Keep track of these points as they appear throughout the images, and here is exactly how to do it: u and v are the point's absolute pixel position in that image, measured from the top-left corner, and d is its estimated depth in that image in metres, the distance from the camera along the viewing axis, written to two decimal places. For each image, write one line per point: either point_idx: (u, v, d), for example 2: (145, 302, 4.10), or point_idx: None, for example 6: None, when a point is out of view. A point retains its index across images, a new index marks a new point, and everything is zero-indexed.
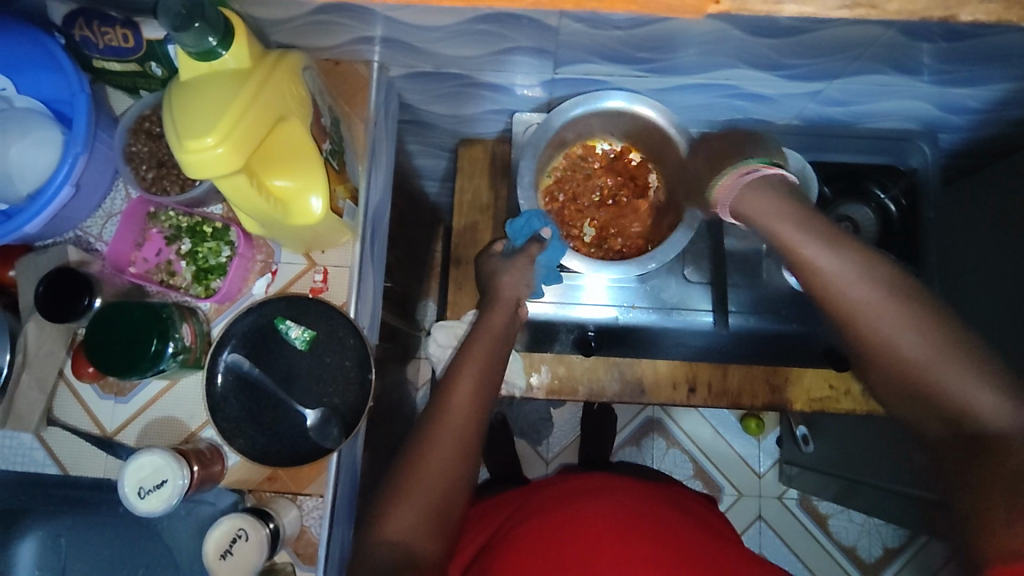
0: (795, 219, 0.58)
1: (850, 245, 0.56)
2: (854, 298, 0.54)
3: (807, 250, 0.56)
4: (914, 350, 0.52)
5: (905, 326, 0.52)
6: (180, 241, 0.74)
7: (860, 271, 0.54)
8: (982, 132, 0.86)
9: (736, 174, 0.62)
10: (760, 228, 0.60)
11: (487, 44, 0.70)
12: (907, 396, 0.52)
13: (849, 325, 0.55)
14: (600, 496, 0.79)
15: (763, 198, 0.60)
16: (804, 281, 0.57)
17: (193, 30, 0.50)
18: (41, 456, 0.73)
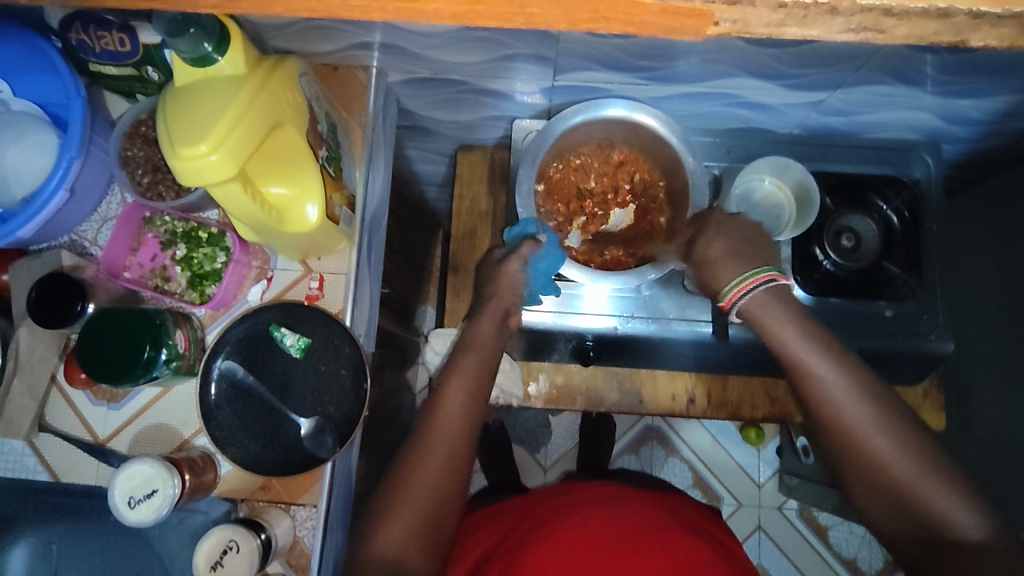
0: (803, 332, 0.63)
1: (848, 362, 0.62)
2: (851, 414, 0.60)
3: (812, 362, 0.62)
4: (900, 464, 0.59)
5: (892, 441, 0.59)
6: (175, 247, 0.73)
7: (855, 386, 0.61)
8: (985, 144, 0.86)
9: (750, 280, 0.65)
10: (767, 334, 0.65)
11: (488, 51, 0.69)
12: (887, 501, 0.59)
13: (840, 433, 0.61)
14: (597, 508, 0.78)
15: (776, 308, 0.64)
16: (803, 388, 0.63)
17: (188, 36, 0.50)
18: (32, 463, 0.72)
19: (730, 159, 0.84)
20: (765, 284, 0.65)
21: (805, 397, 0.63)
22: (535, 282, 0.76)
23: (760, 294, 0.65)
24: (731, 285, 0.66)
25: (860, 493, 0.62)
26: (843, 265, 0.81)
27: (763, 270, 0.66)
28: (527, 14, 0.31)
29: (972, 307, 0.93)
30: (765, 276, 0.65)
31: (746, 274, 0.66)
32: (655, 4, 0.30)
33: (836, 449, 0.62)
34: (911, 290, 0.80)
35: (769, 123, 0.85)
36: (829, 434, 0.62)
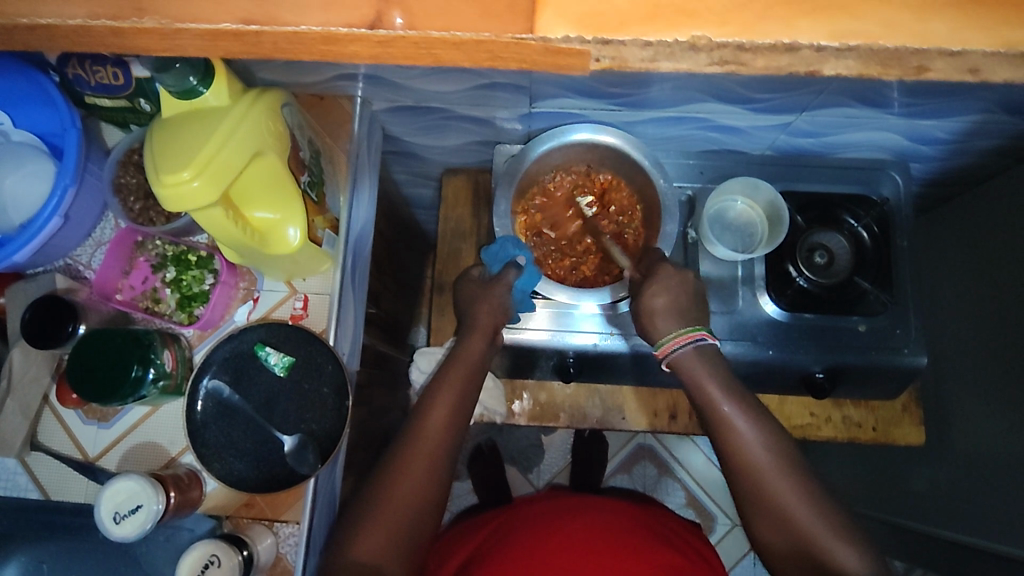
0: (729, 391, 0.68)
1: (765, 420, 0.68)
2: (762, 465, 0.66)
3: (732, 417, 0.67)
4: (803, 513, 0.64)
5: (796, 494, 0.65)
6: (165, 270, 0.76)
7: (767, 444, 0.67)
8: (955, 162, 0.88)
9: (685, 335, 0.70)
10: (693, 388, 0.69)
11: (465, 81, 0.73)
12: (790, 546, 0.64)
13: (750, 480, 0.66)
14: (574, 516, 0.80)
15: (704, 365, 0.69)
16: (723, 440, 0.68)
17: (173, 71, 0.54)
18: (23, 481, 0.74)
19: (703, 180, 0.87)
20: (695, 342, 0.69)
21: (722, 446, 0.69)
22: (517, 299, 0.77)
23: (690, 350, 0.70)
24: (666, 335, 0.70)
25: (767, 538, 0.66)
26: (817, 281, 0.82)
27: (695, 328, 0.70)
28: (434, 55, 0.35)
29: (948, 322, 0.95)
30: (698, 333, 0.70)
31: (684, 328, 0.70)
32: (539, 44, 0.34)
33: (746, 496, 0.67)
34: (882, 305, 0.81)
35: (741, 145, 0.88)
36: (743, 483, 0.67)
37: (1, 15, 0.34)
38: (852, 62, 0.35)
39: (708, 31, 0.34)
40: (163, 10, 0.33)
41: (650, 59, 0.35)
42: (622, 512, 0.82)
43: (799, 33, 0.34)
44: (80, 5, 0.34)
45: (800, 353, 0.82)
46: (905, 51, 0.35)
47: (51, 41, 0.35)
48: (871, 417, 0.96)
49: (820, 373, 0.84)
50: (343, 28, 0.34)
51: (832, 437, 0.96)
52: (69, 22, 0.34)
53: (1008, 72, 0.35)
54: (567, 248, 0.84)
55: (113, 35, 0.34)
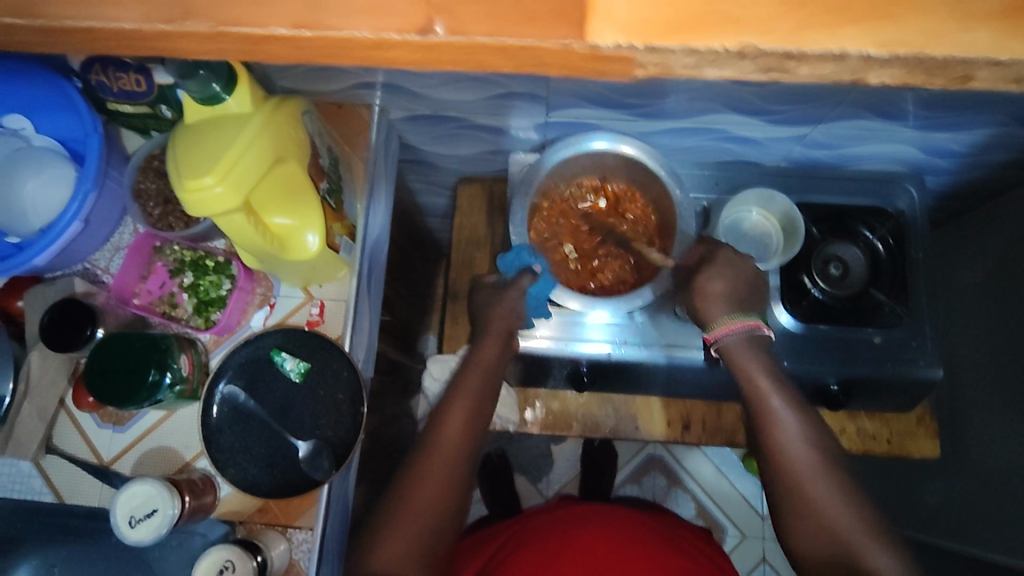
0: (777, 382, 0.70)
1: (808, 416, 0.70)
2: (801, 457, 0.67)
3: (778, 407, 0.69)
4: (837, 511, 0.65)
5: (832, 490, 0.66)
6: (183, 275, 0.77)
7: (808, 437, 0.68)
8: (971, 174, 0.88)
9: (735, 324, 0.70)
10: (742, 379, 0.70)
11: (483, 90, 0.73)
12: (823, 542, 0.65)
13: (788, 474, 0.67)
14: (588, 521, 0.80)
15: (752, 353, 0.70)
16: (764, 429, 0.69)
17: (198, 77, 0.54)
18: (39, 485, 0.74)
19: (718, 191, 0.87)
20: (746, 330, 0.70)
21: (763, 438, 0.70)
22: (530, 306, 0.77)
23: (740, 338, 0.71)
24: (718, 322, 0.71)
25: (798, 535, 0.67)
26: (832, 293, 0.82)
27: (749, 317, 0.71)
28: (477, 60, 0.34)
29: (964, 335, 0.94)
30: (751, 323, 0.71)
31: (734, 315, 0.71)
32: (588, 50, 0.32)
33: (783, 491, 0.68)
34: (898, 317, 0.81)
35: (756, 156, 0.88)
36: (779, 476, 0.68)
37: (47, 17, 0.33)
38: (896, 71, 0.33)
39: (755, 38, 0.31)
40: (212, 13, 0.32)
41: (694, 65, 0.33)
42: (630, 515, 0.83)
43: (845, 41, 0.31)
44: (128, 7, 0.33)
45: (816, 365, 0.81)
46: (952, 62, 0.32)
47: (97, 43, 0.34)
48: (885, 429, 0.95)
49: (834, 386, 0.84)
50: (394, 33, 0.32)
51: (849, 449, 0.95)
52: (118, 25, 0.33)
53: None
54: (587, 254, 0.84)
55: (161, 39, 0.33)
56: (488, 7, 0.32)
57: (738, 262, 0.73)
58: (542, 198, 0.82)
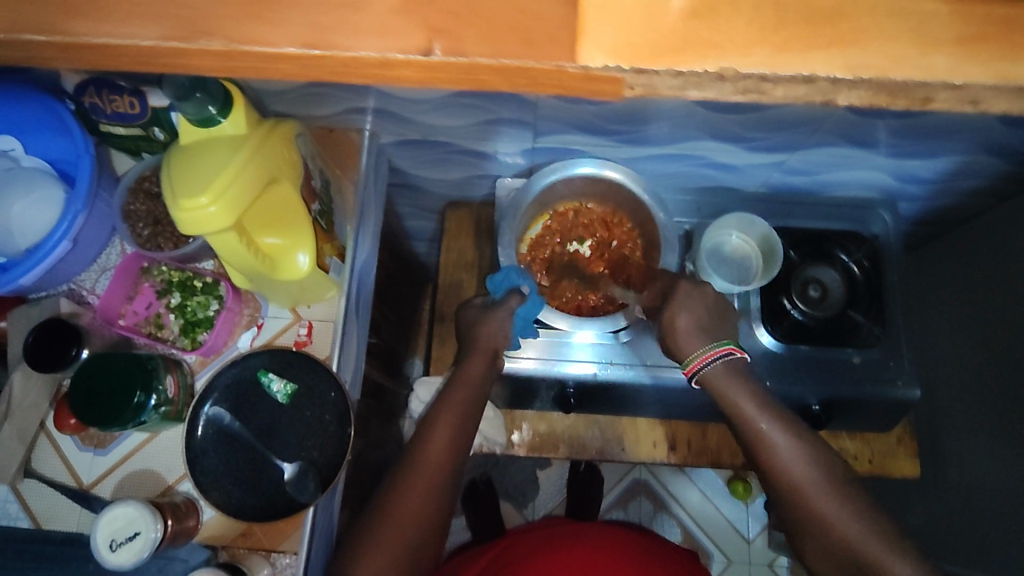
0: (757, 400, 0.70)
1: (798, 430, 0.69)
2: (799, 474, 0.66)
3: (763, 428, 0.68)
4: (847, 526, 0.63)
5: (839, 503, 0.64)
6: (170, 296, 0.76)
7: (806, 457, 0.67)
8: (941, 202, 0.91)
9: (710, 352, 0.71)
10: (727, 407, 0.70)
11: (472, 116, 0.75)
12: (839, 560, 0.64)
13: (792, 494, 0.66)
14: (570, 543, 0.79)
15: (731, 377, 0.71)
16: (758, 453, 0.69)
17: (194, 99, 0.56)
18: (14, 510, 0.72)
19: (700, 216, 0.89)
20: (722, 358, 0.71)
21: (762, 462, 0.69)
22: (517, 327, 0.77)
23: (719, 366, 0.71)
24: (694, 354, 0.72)
25: (812, 553, 0.66)
26: (811, 314, 0.84)
27: (721, 344, 0.72)
28: (478, 79, 0.37)
29: (938, 355, 0.97)
30: (722, 349, 0.71)
31: (707, 345, 0.72)
32: (579, 73, 0.36)
33: (788, 509, 0.67)
34: (876, 338, 0.84)
35: (735, 181, 0.91)
36: (784, 497, 0.67)
37: (70, 34, 0.35)
38: (864, 93, 0.37)
39: (733, 63, 0.36)
40: (227, 33, 0.35)
41: (678, 87, 0.37)
42: (612, 537, 0.82)
43: (816, 64, 0.36)
44: (150, 26, 0.35)
45: (800, 385, 0.82)
46: (913, 84, 0.36)
47: (117, 59, 0.36)
48: (866, 449, 0.96)
49: (816, 406, 0.85)
50: (400, 53, 0.35)
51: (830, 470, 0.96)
52: (138, 42, 0.35)
53: (1005, 102, 0.38)
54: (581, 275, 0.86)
55: (178, 56, 0.35)
56: (490, 32, 0.35)
57: (700, 291, 0.75)
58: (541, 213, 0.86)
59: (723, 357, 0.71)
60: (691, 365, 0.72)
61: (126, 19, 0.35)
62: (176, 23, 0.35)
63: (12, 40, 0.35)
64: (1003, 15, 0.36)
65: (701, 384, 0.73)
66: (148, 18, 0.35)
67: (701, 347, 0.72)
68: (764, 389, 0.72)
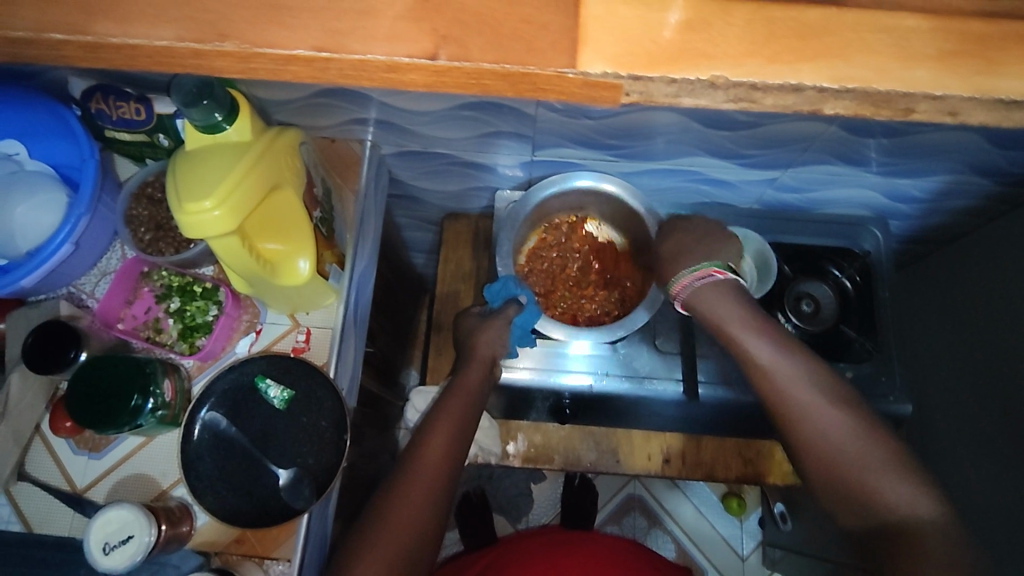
0: (745, 317, 0.67)
1: (789, 345, 0.66)
2: (789, 390, 0.63)
3: (751, 345, 0.66)
4: (836, 441, 0.60)
5: (832, 416, 0.61)
6: (170, 301, 0.77)
7: (798, 373, 0.64)
8: (931, 220, 0.93)
9: (702, 270, 0.71)
10: (717, 325, 0.69)
11: (472, 128, 0.76)
12: (824, 476, 0.61)
13: (782, 412, 0.64)
14: (564, 552, 0.79)
15: (718, 295, 0.69)
16: (749, 371, 0.66)
17: (201, 107, 0.57)
18: (7, 513, 0.72)
19: None
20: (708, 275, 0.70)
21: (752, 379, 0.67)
22: (515, 335, 0.79)
23: (706, 284, 0.70)
24: (681, 275, 0.72)
25: (805, 471, 0.63)
26: (805, 328, 0.85)
27: (706, 265, 0.71)
28: (482, 84, 0.38)
29: (930, 372, 0.98)
30: (709, 268, 0.71)
31: (687, 270, 0.72)
32: (579, 79, 0.37)
33: (782, 425, 0.64)
34: (868, 352, 0.84)
35: (730, 198, 0.93)
36: (776, 414, 0.65)
37: (92, 33, 0.37)
38: (850, 103, 0.39)
39: (726, 71, 0.37)
40: (244, 35, 0.37)
41: (672, 94, 0.38)
42: (605, 546, 0.82)
43: (803, 75, 0.37)
44: (166, 27, 0.37)
45: None
46: (895, 96, 0.38)
47: (133, 59, 0.38)
48: None
49: None
50: (405, 58, 0.37)
51: None
52: (155, 42, 0.37)
53: (983, 114, 0.39)
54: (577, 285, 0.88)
55: (195, 57, 0.37)
56: (494, 39, 0.37)
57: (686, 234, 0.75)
58: (537, 226, 0.87)
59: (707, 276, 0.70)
60: (680, 285, 0.71)
61: (144, 21, 0.37)
62: (193, 24, 0.37)
63: (34, 38, 0.37)
64: (981, 32, 0.39)
65: (690, 305, 0.72)
66: (167, 20, 0.37)
67: (687, 269, 0.72)
68: (754, 305, 0.69)
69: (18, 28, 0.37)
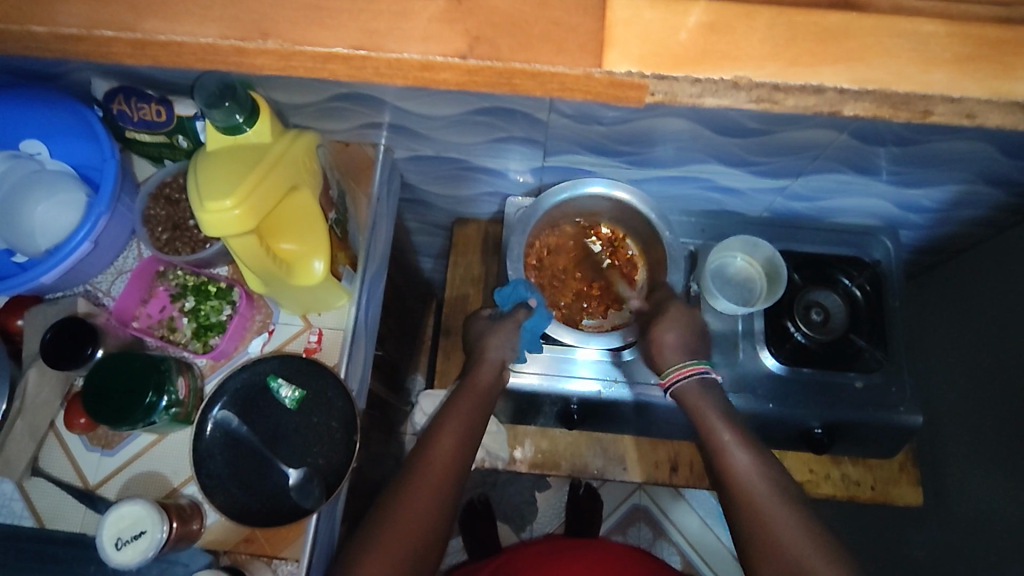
0: (725, 418, 0.71)
1: (760, 452, 0.69)
2: (757, 489, 0.65)
3: (728, 444, 0.69)
4: (795, 538, 0.61)
5: (792, 518, 0.63)
6: (184, 300, 0.78)
7: (765, 475, 0.66)
8: (940, 230, 0.93)
9: (688, 367, 0.74)
10: (696, 420, 0.72)
11: (486, 133, 0.77)
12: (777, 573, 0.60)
13: (742, 502, 0.65)
14: (569, 559, 0.79)
15: (704, 394, 0.73)
16: (720, 469, 0.68)
17: (223, 108, 0.58)
18: (19, 508, 0.72)
19: (704, 238, 0.90)
20: (699, 375, 0.74)
21: (720, 479, 0.68)
22: (524, 339, 0.79)
23: (694, 383, 0.74)
24: (671, 367, 0.75)
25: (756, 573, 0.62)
26: (815, 337, 0.85)
27: (699, 363, 0.75)
28: (512, 84, 0.42)
29: (938, 382, 0.98)
30: (702, 367, 0.74)
31: (685, 361, 0.75)
32: (606, 78, 0.41)
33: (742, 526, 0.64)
34: (877, 362, 0.84)
35: (740, 206, 0.93)
36: (739, 511, 0.65)
37: (141, 31, 0.41)
38: (868, 104, 0.42)
39: (748, 73, 0.41)
40: (284, 35, 0.41)
41: (696, 94, 0.42)
42: (611, 551, 0.82)
43: (824, 77, 0.41)
44: (211, 26, 0.42)
45: (799, 407, 0.83)
46: (914, 97, 0.41)
47: (176, 54, 0.42)
48: (868, 475, 0.97)
49: (818, 429, 0.86)
50: (440, 57, 0.41)
51: (832, 494, 0.97)
52: (200, 39, 0.41)
53: (999, 116, 0.43)
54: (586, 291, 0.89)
55: (236, 53, 0.42)
56: (525, 41, 0.41)
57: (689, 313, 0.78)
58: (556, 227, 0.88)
59: (699, 374, 0.74)
60: (670, 377, 0.75)
61: (190, 19, 0.42)
62: (236, 24, 0.41)
63: (85, 34, 0.42)
64: (997, 37, 0.42)
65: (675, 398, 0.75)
66: (212, 19, 0.42)
67: (678, 364, 0.75)
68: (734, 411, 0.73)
69: (71, 25, 0.42)
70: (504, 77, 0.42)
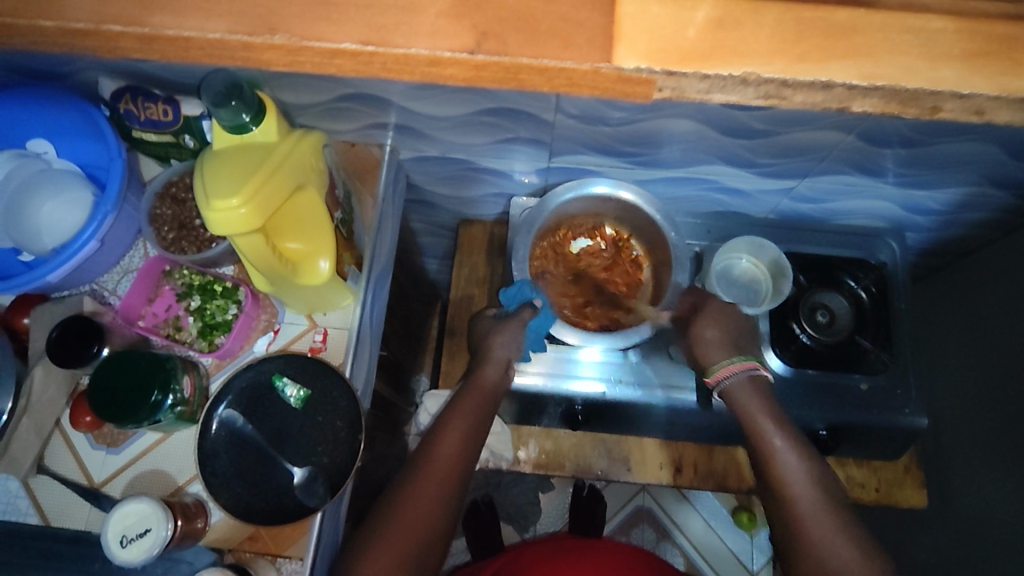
0: (775, 418, 0.71)
1: (806, 453, 0.69)
2: (802, 495, 0.66)
3: (776, 446, 0.69)
4: (835, 547, 0.63)
5: (834, 526, 0.64)
6: (190, 299, 0.78)
7: (811, 478, 0.67)
8: (947, 233, 0.93)
9: (737, 364, 0.74)
10: (744, 418, 0.72)
11: (491, 134, 0.77)
12: None
13: (785, 506, 0.67)
14: (573, 559, 0.79)
15: (754, 391, 0.73)
16: (766, 470, 0.69)
17: (229, 107, 0.58)
18: (25, 505, 0.73)
19: (710, 239, 0.91)
20: (748, 371, 0.74)
21: (767, 481, 0.69)
22: (529, 339, 0.79)
23: (742, 379, 0.74)
24: (719, 364, 0.75)
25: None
26: (820, 339, 0.84)
27: (747, 358, 0.74)
28: (519, 79, 0.42)
29: (944, 384, 0.98)
30: (750, 363, 0.74)
31: (730, 358, 0.75)
32: (612, 73, 0.41)
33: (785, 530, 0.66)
34: (883, 364, 0.84)
35: (746, 207, 0.93)
36: (783, 514, 0.67)
37: (150, 26, 0.42)
38: (876, 99, 0.42)
39: (755, 68, 0.41)
40: (293, 30, 0.41)
41: (705, 90, 0.43)
42: (616, 552, 0.81)
43: (831, 73, 0.41)
44: (220, 22, 0.42)
45: (807, 409, 0.82)
46: (921, 93, 0.41)
47: (185, 49, 0.43)
48: (873, 477, 0.96)
49: (823, 431, 0.85)
50: (447, 52, 0.41)
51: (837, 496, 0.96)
52: (209, 34, 0.42)
53: (1007, 113, 0.43)
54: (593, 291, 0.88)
55: (245, 48, 0.42)
56: (532, 36, 0.41)
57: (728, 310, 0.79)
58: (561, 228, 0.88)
59: (748, 371, 0.73)
60: (720, 374, 0.74)
61: (200, 15, 0.42)
62: (246, 20, 0.42)
63: (95, 29, 0.42)
64: (1005, 34, 0.42)
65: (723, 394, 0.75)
66: (221, 15, 0.42)
67: (728, 360, 0.75)
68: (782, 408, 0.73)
69: (82, 21, 0.42)
70: (511, 73, 0.42)
